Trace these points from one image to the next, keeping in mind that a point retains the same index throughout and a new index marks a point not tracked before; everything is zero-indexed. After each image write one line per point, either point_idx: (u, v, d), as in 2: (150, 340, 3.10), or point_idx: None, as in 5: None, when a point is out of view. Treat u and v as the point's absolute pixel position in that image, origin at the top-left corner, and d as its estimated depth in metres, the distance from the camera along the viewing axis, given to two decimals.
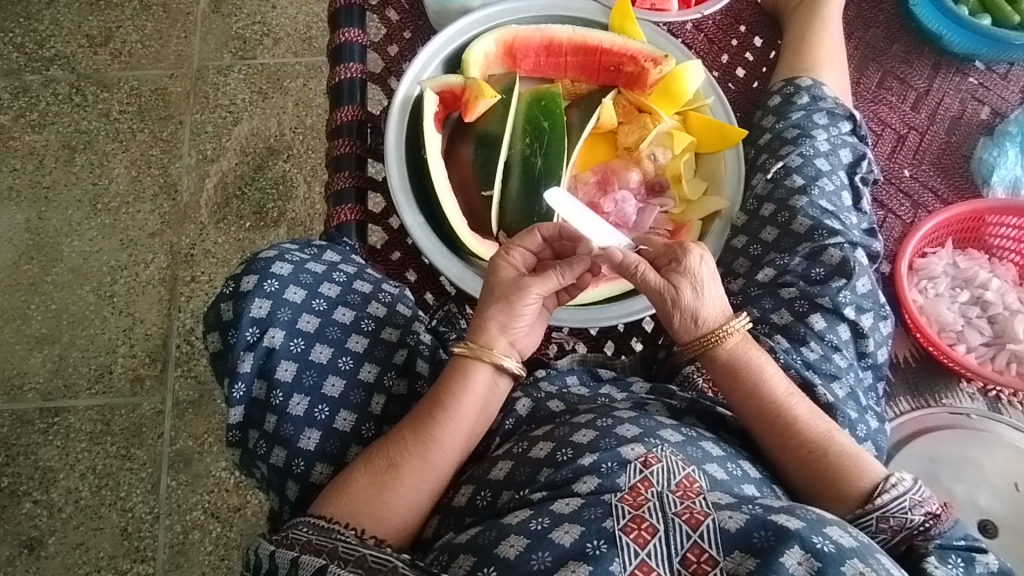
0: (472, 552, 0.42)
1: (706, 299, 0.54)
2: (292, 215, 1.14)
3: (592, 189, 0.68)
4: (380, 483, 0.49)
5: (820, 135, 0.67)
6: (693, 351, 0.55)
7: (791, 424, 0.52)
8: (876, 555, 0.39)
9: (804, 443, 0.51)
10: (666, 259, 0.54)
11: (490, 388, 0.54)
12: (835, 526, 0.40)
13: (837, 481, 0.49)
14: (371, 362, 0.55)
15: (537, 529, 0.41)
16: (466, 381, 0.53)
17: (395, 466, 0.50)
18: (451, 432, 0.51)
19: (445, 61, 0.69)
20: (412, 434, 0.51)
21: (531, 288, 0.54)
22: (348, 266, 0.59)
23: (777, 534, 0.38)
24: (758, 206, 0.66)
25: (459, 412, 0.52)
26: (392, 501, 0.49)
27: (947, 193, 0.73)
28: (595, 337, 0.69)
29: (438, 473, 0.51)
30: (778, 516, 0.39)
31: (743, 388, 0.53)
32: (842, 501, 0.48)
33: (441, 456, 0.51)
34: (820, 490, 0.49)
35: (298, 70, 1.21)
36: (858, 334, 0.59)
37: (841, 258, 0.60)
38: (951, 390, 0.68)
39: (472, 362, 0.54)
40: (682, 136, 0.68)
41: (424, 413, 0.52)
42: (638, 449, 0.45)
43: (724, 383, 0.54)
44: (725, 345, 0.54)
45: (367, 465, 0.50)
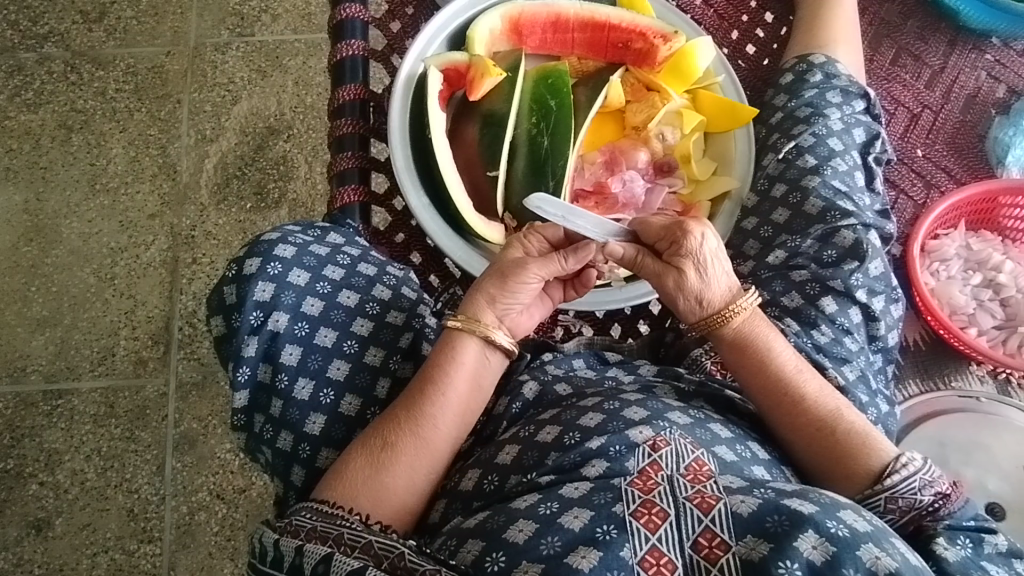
0: (479, 537, 0.41)
1: (711, 281, 0.53)
2: (293, 196, 1.13)
3: (599, 169, 0.67)
4: (377, 463, 0.49)
5: (833, 113, 0.66)
6: (702, 330, 0.54)
7: (800, 402, 0.51)
8: (889, 538, 0.38)
9: (814, 422, 0.50)
10: (667, 242, 0.53)
11: (482, 363, 0.53)
12: (848, 510, 0.39)
13: (847, 459, 0.49)
14: (376, 346, 0.54)
15: (546, 513, 0.41)
16: (455, 354, 0.53)
17: (391, 445, 0.50)
18: (444, 407, 0.51)
19: (449, 38, 0.67)
20: (404, 412, 0.51)
21: (529, 267, 0.53)
22: (351, 249, 0.58)
23: (791, 518, 0.38)
24: (769, 187, 0.65)
25: (452, 389, 0.52)
26: (391, 481, 0.49)
27: (960, 173, 0.72)
28: (601, 320, 0.68)
29: (435, 449, 0.51)
30: (791, 500, 0.39)
31: (751, 367, 0.53)
32: (851, 481, 0.48)
33: (436, 433, 0.51)
34: (831, 469, 0.49)
35: (297, 48, 1.19)
36: (869, 318, 0.58)
37: (854, 240, 0.59)
38: (962, 373, 0.67)
39: (456, 339, 0.53)
40: (692, 114, 0.67)
41: (415, 390, 0.52)
42: (646, 433, 0.45)
43: (732, 360, 0.53)
44: (732, 324, 0.53)
45: (364, 445, 0.50)
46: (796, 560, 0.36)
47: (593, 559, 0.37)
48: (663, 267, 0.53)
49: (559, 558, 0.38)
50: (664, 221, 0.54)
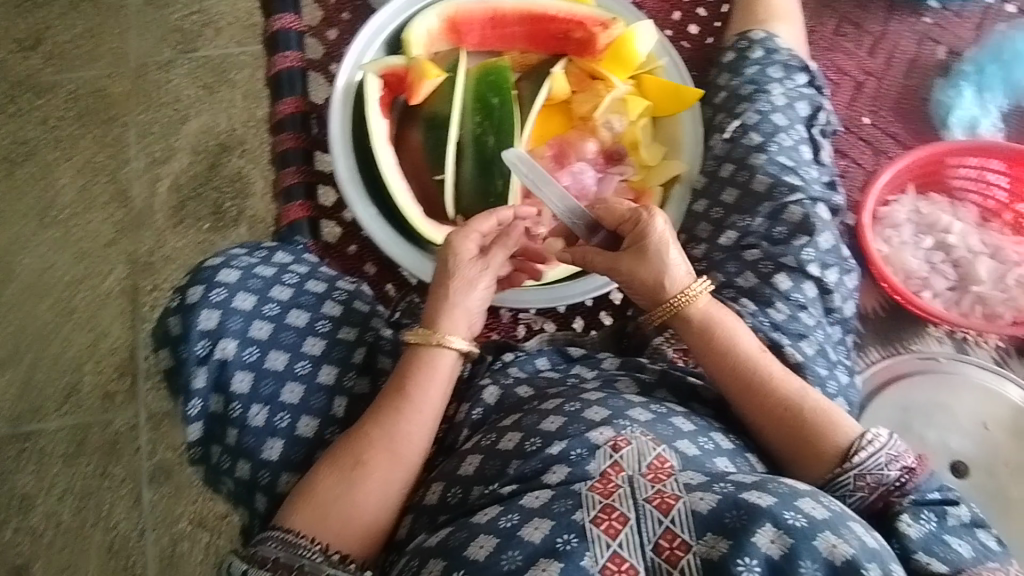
0: (441, 555, 0.41)
1: (670, 263, 0.53)
2: (252, 212, 1.11)
3: (549, 162, 0.67)
4: (347, 482, 0.48)
5: (775, 89, 0.65)
6: (661, 314, 0.54)
7: (765, 386, 0.51)
8: (847, 522, 0.38)
9: (781, 402, 0.50)
10: (626, 224, 0.54)
11: (449, 373, 0.53)
12: (807, 497, 0.39)
13: (815, 440, 0.48)
14: (330, 364, 0.53)
15: (506, 527, 0.40)
16: (427, 368, 0.52)
17: (363, 464, 0.49)
18: (417, 422, 0.51)
19: (387, 42, 0.67)
20: (377, 429, 0.50)
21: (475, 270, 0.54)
22: (299, 266, 0.57)
23: (749, 513, 0.38)
24: (718, 167, 0.64)
25: (425, 401, 0.51)
26: (362, 499, 0.48)
27: (908, 138, 0.72)
28: (563, 314, 0.69)
29: (407, 462, 0.50)
30: (750, 493, 0.39)
31: (715, 352, 0.52)
32: (820, 461, 0.48)
33: (408, 447, 0.50)
34: (799, 451, 0.49)
35: (244, 60, 1.16)
36: (824, 290, 0.58)
37: (803, 215, 0.59)
38: (919, 335, 0.68)
39: (424, 350, 0.53)
40: (638, 101, 0.67)
41: (387, 406, 0.51)
42: (607, 433, 0.45)
43: (695, 344, 0.53)
44: (693, 307, 0.53)
45: (333, 464, 0.49)
46: (755, 556, 0.36)
47: (554, 572, 0.37)
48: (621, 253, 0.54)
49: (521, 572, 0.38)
50: (624, 208, 0.55)
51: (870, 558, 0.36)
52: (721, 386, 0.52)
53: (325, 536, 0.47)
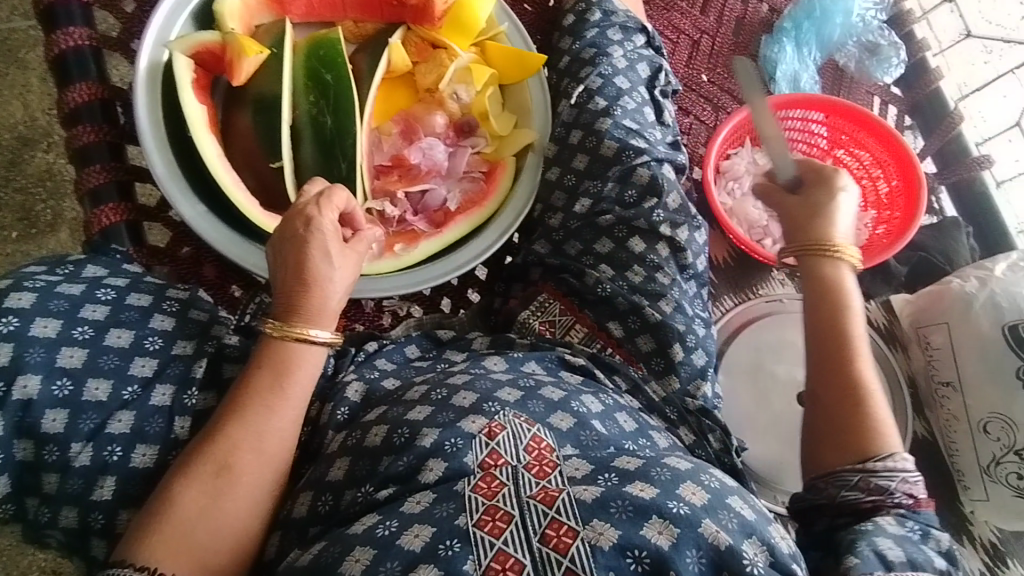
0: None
1: (841, 212, 0.56)
2: (73, 215, 0.97)
3: (397, 140, 0.64)
4: (212, 491, 0.43)
5: (615, 51, 0.65)
6: (808, 252, 0.56)
7: (842, 366, 0.51)
8: (727, 500, 0.40)
9: (844, 385, 0.50)
10: (815, 175, 0.58)
11: (311, 356, 0.48)
12: (688, 482, 0.40)
13: (852, 432, 0.48)
14: (164, 384, 0.47)
15: (384, 535, 0.38)
16: (292, 355, 0.47)
17: (230, 468, 0.44)
18: (286, 415, 0.46)
19: (195, 15, 0.59)
20: (239, 429, 0.45)
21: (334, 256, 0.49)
22: (116, 279, 0.50)
23: (633, 505, 0.38)
24: (566, 134, 0.64)
25: (290, 391, 0.47)
26: (231, 507, 0.44)
27: (742, 93, 0.76)
28: (429, 296, 0.66)
29: (278, 458, 0.46)
30: (633, 485, 0.39)
31: (829, 313, 0.53)
32: (848, 454, 0.48)
33: (277, 443, 0.46)
34: (832, 435, 0.49)
35: (33, 37, 0.99)
36: (677, 250, 0.59)
37: (650, 177, 0.60)
38: (766, 279, 0.73)
39: (285, 343, 0.47)
40: (482, 69, 0.64)
41: (251, 400, 0.46)
42: (480, 421, 0.43)
43: (811, 299, 0.54)
44: (834, 262, 0.55)
45: (191, 473, 0.43)
46: (644, 547, 0.37)
47: None
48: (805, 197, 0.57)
49: None
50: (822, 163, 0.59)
51: (747, 533, 0.39)
52: (811, 351, 0.53)
53: (193, 555, 0.42)
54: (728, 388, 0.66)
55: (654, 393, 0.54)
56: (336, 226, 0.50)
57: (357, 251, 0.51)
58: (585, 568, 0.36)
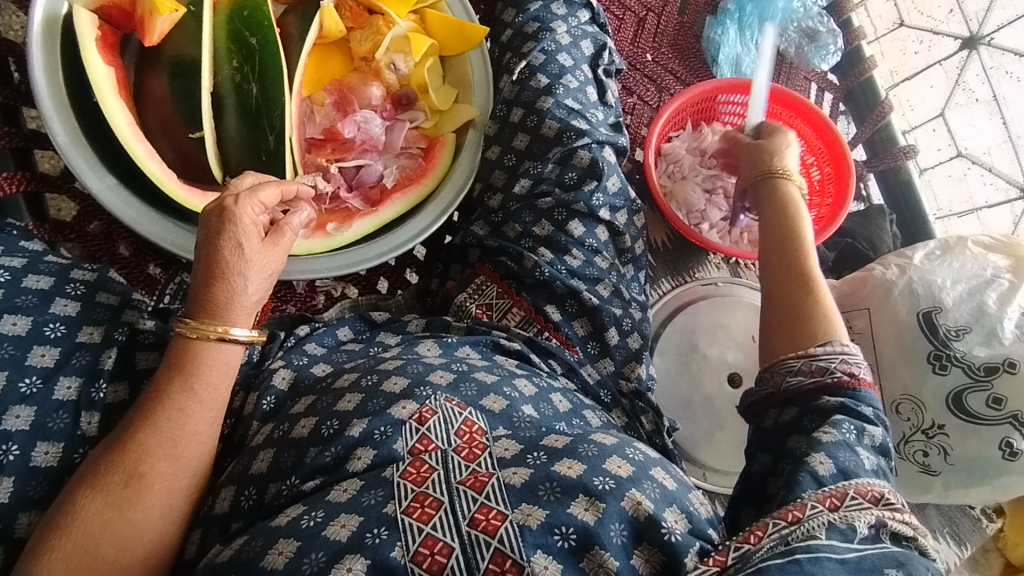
0: (236, 570, 0.37)
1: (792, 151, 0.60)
2: None
3: (331, 112, 0.61)
4: (121, 503, 0.41)
5: (559, 27, 0.63)
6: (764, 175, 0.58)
7: (793, 263, 0.51)
8: (650, 471, 0.40)
9: (794, 279, 0.51)
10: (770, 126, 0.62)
11: (229, 358, 0.46)
12: (615, 457, 0.40)
13: (805, 320, 0.48)
14: (69, 375, 0.44)
15: (309, 526, 0.37)
16: (207, 356, 0.45)
17: (139, 477, 0.41)
18: (201, 419, 0.44)
19: None
20: (151, 436, 0.42)
21: (251, 254, 0.46)
22: (14, 258, 0.46)
23: (561, 486, 0.38)
24: (507, 112, 0.62)
25: (207, 395, 0.45)
26: (142, 517, 0.41)
27: (685, 75, 0.76)
28: (366, 276, 0.64)
29: (194, 464, 0.44)
30: (561, 464, 0.39)
31: (777, 221, 0.54)
32: (795, 340, 0.47)
33: (193, 448, 0.44)
34: (787, 324, 0.48)
35: None
36: (615, 234, 0.60)
37: (591, 159, 0.59)
38: (702, 264, 0.74)
39: (198, 343, 0.44)
40: (421, 38, 0.61)
41: (162, 405, 0.43)
42: (411, 406, 0.43)
43: (765, 213, 0.56)
44: (788, 184, 0.57)
45: (97, 485, 0.41)
46: (570, 523, 0.36)
47: (360, 570, 0.34)
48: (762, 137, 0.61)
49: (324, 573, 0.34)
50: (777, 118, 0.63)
51: (668, 502, 0.39)
52: (761, 255, 0.54)
53: (99, 570, 0.40)
54: (662, 370, 0.68)
55: (589, 376, 0.55)
56: (255, 221, 0.47)
57: (279, 247, 0.48)
58: (513, 548, 0.35)
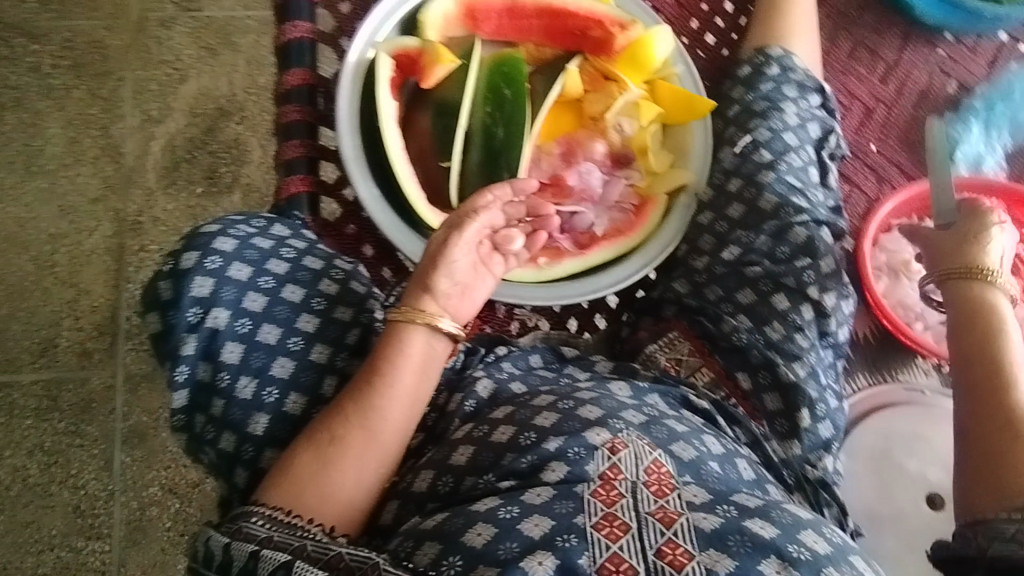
0: (439, 538, 0.41)
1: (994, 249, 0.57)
2: (246, 181, 1.12)
3: (556, 160, 0.66)
4: (323, 458, 0.48)
5: (788, 108, 0.65)
6: (955, 280, 0.57)
7: (989, 402, 0.50)
8: (848, 556, 0.40)
9: (994, 422, 0.49)
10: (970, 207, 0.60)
11: (426, 350, 0.53)
12: (810, 529, 0.40)
13: (1013, 474, 0.46)
14: (323, 343, 0.53)
15: (506, 518, 0.40)
16: (401, 344, 0.52)
17: (338, 439, 0.49)
18: (392, 400, 0.50)
19: (401, 22, 0.65)
20: (352, 405, 0.50)
21: (452, 250, 0.54)
22: (297, 241, 0.56)
23: (752, 541, 0.38)
24: (724, 181, 0.64)
25: (400, 380, 0.51)
26: (338, 475, 0.48)
27: (912, 169, 0.73)
28: (558, 314, 0.68)
29: (383, 439, 0.50)
30: (753, 522, 0.40)
31: (973, 349, 0.53)
32: (1000, 496, 0.46)
33: (385, 425, 0.50)
34: (991, 477, 0.47)
35: (248, 25, 1.16)
36: (821, 313, 0.58)
37: (807, 237, 0.60)
38: (908, 366, 0.68)
39: (396, 331, 0.52)
40: (650, 106, 0.66)
41: (362, 382, 0.51)
42: (604, 435, 0.44)
43: (961, 332, 0.54)
44: (988, 296, 0.55)
45: (309, 440, 0.49)
46: None
47: (549, 566, 0.37)
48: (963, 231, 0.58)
49: (516, 561, 0.38)
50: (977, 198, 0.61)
51: None
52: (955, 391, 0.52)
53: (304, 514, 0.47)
54: (849, 472, 0.63)
55: (773, 452, 0.54)
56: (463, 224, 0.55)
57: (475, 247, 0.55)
58: None
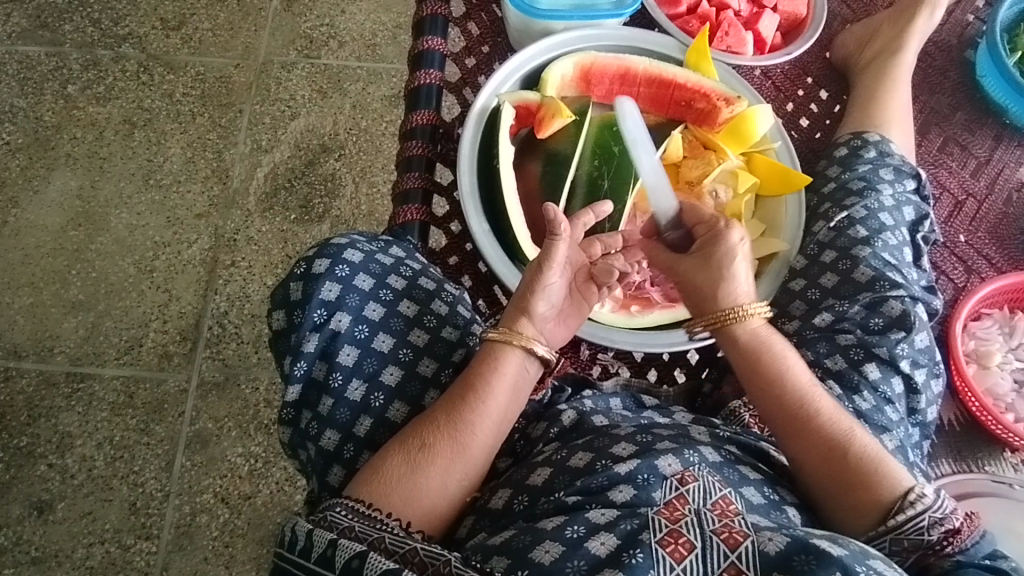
0: (505, 554, 0.42)
1: (737, 278, 0.59)
2: (336, 213, 1.19)
3: (651, 218, 0.68)
4: (413, 463, 0.50)
5: (885, 189, 0.68)
6: (715, 318, 0.59)
7: (814, 420, 0.54)
8: None
9: (829, 444, 0.52)
10: (707, 227, 0.61)
11: (521, 371, 0.55)
12: (879, 560, 0.40)
13: (862, 488, 0.50)
14: (430, 357, 0.56)
15: (572, 536, 0.41)
16: (497, 365, 0.54)
17: (428, 447, 0.50)
18: (483, 416, 0.52)
19: (523, 78, 0.71)
20: (444, 416, 0.52)
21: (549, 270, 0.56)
22: (413, 262, 0.59)
23: (818, 558, 0.38)
24: (818, 252, 0.67)
25: (492, 398, 0.53)
26: (426, 482, 0.49)
27: (1001, 262, 0.74)
28: (639, 362, 0.69)
29: (470, 453, 0.51)
30: (821, 541, 0.40)
31: (769, 379, 0.56)
32: (856, 512, 0.50)
33: (473, 439, 0.51)
34: (843, 495, 0.51)
35: (359, 74, 1.27)
36: (910, 389, 0.60)
37: (902, 311, 0.61)
38: (995, 458, 0.67)
39: (495, 346, 0.55)
40: (747, 176, 0.69)
41: (455, 395, 0.53)
42: (674, 466, 0.47)
43: (746, 366, 0.57)
44: (746, 323, 0.58)
45: (400, 444, 0.51)
46: None
47: None
48: (701, 259, 0.60)
49: None
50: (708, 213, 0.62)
51: None
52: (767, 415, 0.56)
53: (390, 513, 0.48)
54: None
55: None
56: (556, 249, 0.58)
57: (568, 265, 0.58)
58: None
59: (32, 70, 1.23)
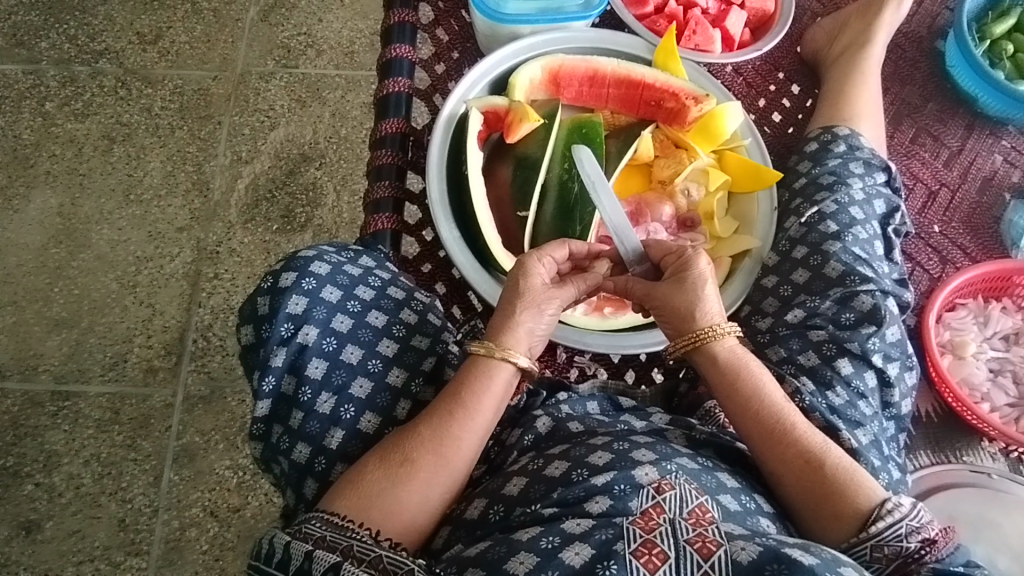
0: (479, 565, 0.42)
1: (709, 300, 0.58)
2: (318, 222, 1.19)
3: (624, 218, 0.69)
4: (395, 477, 0.49)
5: (855, 183, 0.68)
6: (688, 342, 0.57)
7: (789, 434, 0.53)
8: None
9: (803, 458, 0.52)
10: (673, 256, 0.59)
11: (507, 389, 0.55)
12: (851, 568, 0.40)
13: (837, 499, 0.50)
14: (399, 367, 0.56)
15: (547, 547, 0.41)
16: (487, 381, 0.54)
17: (412, 461, 0.50)
18: (469, 430, 0.52)
19: (491, 83, 0.71)
20: (429, 430, 0.51)
21: (550, 299, 0.57)
22: (382, 272, 0.60)
23: (789, 568, 0.38)
24: (790, 248, 0.67)
25: (480, 414, 0.53)
26: (406, 496, 0.49)
27: (975, 252, 0.74)
28: (616, 365, 0.69)
29: (454, 468, 0.51)
30: (792, 550, 0.40)
31: (742, 397, 0.55)
32: (834, 522, 0.50)
33: (457, 454, 0.51)
34: (819, 506, 0.51)
35: (337, 82, 1.27)
36: (884, 383, 0.60)
37: (873, 305, 0.61)
38: (973, 448, 0.68)
39: (485, 361, 0.55)
40: (718, 174, 0.69)
41: (442, 409, 0.52)
42: (651, 475, 0.46)
43: (720, 386, 0.56)
44: (722, 343, 0.56)
45: (384, 458, 0.50)
46: None
47: None
48: (671, 287, 0.58)
49: None
50: (672, 245, 0.60)
51: None
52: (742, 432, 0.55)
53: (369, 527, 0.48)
54: None
55: None
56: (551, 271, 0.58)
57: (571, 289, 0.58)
58: None
59: (9, 89, 1.22)
